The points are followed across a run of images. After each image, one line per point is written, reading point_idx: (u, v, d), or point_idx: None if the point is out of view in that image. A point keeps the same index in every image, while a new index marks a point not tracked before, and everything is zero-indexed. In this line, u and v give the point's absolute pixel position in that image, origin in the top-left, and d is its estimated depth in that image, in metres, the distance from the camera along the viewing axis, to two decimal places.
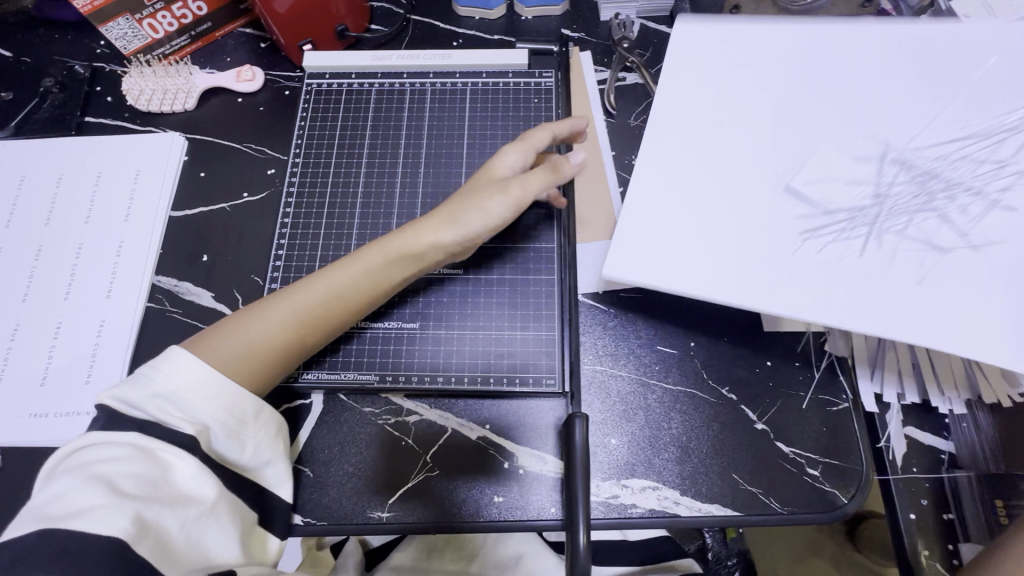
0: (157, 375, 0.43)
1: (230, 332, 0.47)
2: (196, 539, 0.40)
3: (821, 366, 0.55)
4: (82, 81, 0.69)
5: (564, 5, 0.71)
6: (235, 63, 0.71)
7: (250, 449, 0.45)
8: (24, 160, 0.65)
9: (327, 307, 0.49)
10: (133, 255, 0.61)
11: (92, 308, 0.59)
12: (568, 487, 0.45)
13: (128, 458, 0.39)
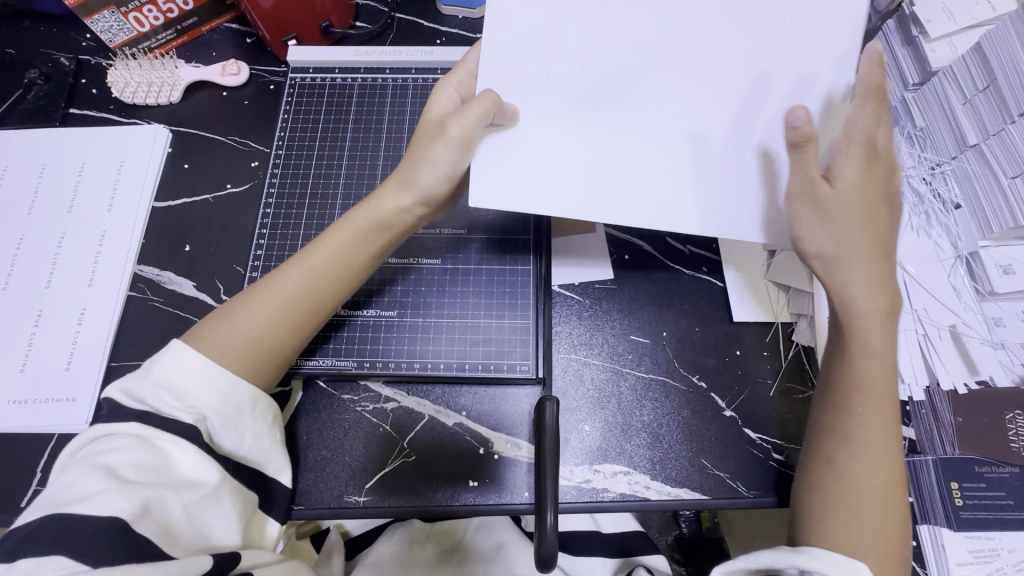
0: (157, 366, 0.43)
1: (222, 328, 0.47)
2: (197, 521, 0.40)
3: (787, 356, 0.56)
4: (67, 73, 0.70)
5: None
6: (220, 57, 0.72)
7: (250, 437, 0.45)
8: (8, 150, 0.66)
9: (315, 286, 0.49)
10: (116, 245, 0.62)
11: (74, 296, 0.59)
12: (537, 474, 0.45)
13: (130, 449, 0.40)
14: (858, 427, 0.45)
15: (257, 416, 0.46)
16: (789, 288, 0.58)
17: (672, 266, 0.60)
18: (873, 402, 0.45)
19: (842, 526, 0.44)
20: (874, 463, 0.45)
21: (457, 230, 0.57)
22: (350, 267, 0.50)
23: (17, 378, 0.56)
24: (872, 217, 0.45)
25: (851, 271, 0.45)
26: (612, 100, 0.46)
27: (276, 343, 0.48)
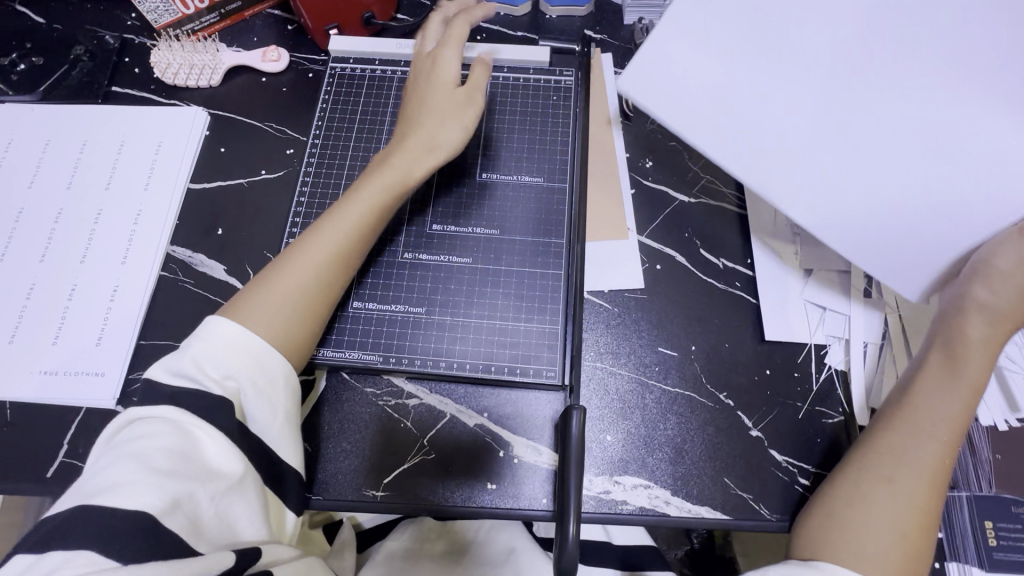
0: (197, 341, 0.45)
1: (252, 303, 0.48)
2: (224, 513, 0.40)
3: (818, 378, 0.55)
4: (112, 51, 0.71)
5: (588, 7, 0.72)
6: (261, 43, 0.72)
7: (280, 416, 0.45)
8: (52, 125, 0.67)
9: (341, 251, 0.51)
10: (151, 224, 0.62)
11: (107, 273, 0.60)
12: (560, 482, 0.45)
13: (162, 433, 0.40)
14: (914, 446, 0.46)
15: (288, 394, 0.46)
16: (824, 309, 0.57)
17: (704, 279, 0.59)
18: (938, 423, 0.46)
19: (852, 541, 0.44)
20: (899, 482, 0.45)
21: (488, 230, 0.56)
22: (370, 232, 0.52)
23: (49, 351, 0.57)
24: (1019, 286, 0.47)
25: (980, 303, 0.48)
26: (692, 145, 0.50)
27: (308, 309, 0.49)
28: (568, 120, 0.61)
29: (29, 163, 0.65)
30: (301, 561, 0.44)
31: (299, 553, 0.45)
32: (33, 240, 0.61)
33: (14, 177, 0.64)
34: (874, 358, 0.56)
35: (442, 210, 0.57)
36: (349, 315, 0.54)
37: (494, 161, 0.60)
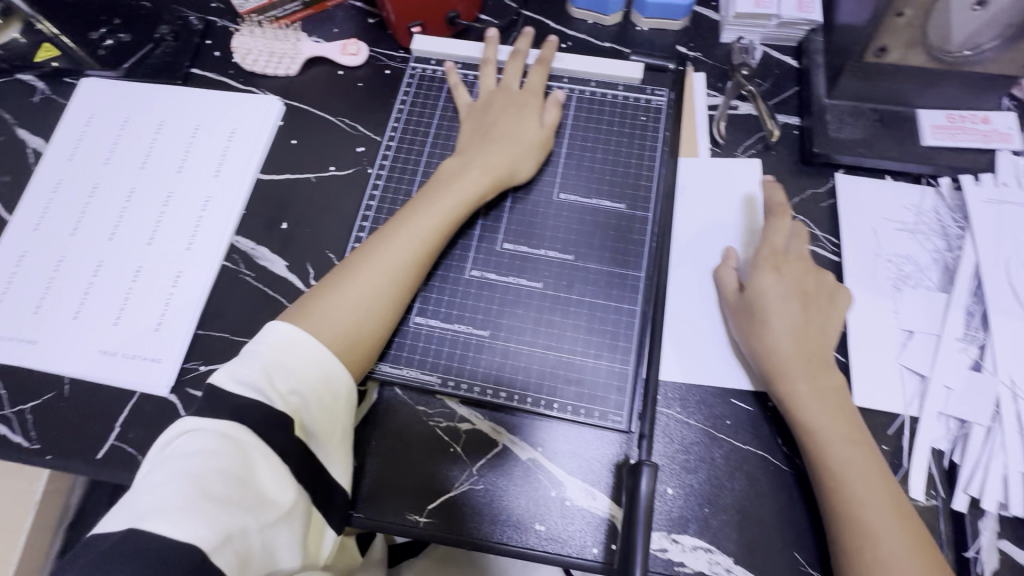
0: (266, 348, 0.45)
1: (320, 313, 0.47)
2: (270, 549, 0.39)
3: (914, 456, 0.49)
4: (195, 33, 0.70)
5: (684, 21, 0.67)
6: (341, 34, 0.71)
7: (337, 439, 0.45)
8: (132, 104, 0.67)
9: (418, 260, 0.50)
10: (218, 212, 0.62)
11: (172, 258, 0.60)
12: (624, 534, 0.41)
13: (217, 455, 0.39)
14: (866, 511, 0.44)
15: (348, 412, 0.46)
16: (923, 377, 0.52)
17: None
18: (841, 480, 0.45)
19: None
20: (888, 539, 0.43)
21: (562, 256, 0.54)
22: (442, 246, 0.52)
23: (111, 332, 0.57)
24: (796, 308, 0.51)
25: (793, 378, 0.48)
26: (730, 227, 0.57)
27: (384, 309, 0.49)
28: (655, 144, 0.58)
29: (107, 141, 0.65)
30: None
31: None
32: (104, 217, 0.62)
33: (92, 154, 0.65)
34: (984, 441, 0.49)
35: (515, 229, 0.55)
36: (410, 331, 0.53)
37: (573, 181, 0.57)
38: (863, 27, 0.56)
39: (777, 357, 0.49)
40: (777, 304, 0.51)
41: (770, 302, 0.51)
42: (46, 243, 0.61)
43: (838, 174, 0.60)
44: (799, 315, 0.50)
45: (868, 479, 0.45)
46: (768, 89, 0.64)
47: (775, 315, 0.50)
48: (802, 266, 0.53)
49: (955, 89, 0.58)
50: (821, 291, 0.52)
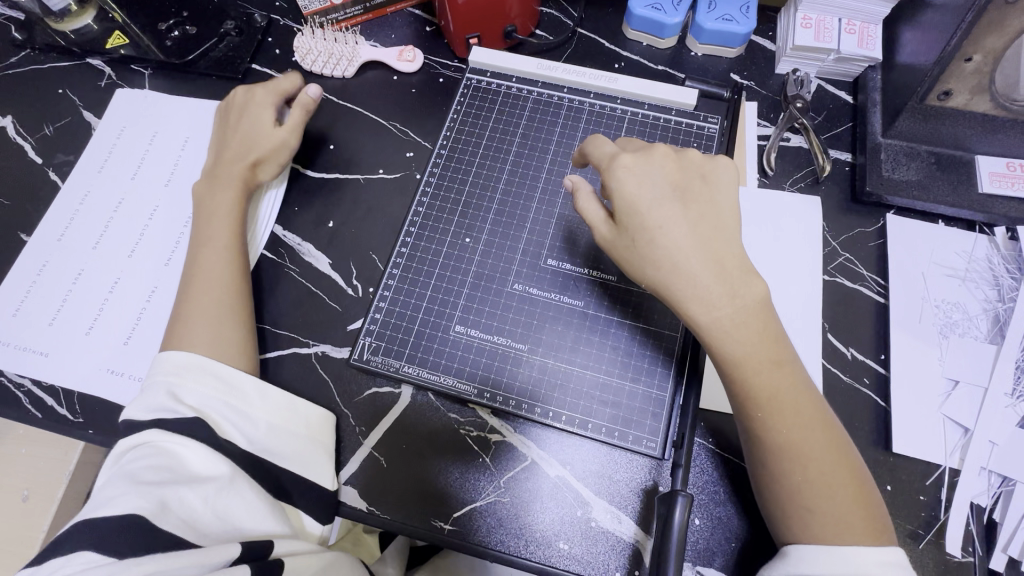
0: (163, 375, 0.48)
1: (187, 318, 0.51)
2: (222, 513, 0.42)
3: (951, 509, 0.48)
4: (258, 30, 0.72)
5: (740, 49, 0.67)
6: (398, 41, 0.72)
7: (262, 428, 0.48)
8: (168, 119, 0.69)
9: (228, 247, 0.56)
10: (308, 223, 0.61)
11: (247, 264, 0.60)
12: (655, 567, 0.41)
13: (145, 454, 0.43)
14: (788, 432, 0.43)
15: (265, 406, 0.50)
16: (967, 430, 0.50)
17: (829, 367, 0.54)
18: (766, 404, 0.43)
19: (799, 528, 0.42)
20: (808, 444, 0.43)
21: (606, 277, 0.54)
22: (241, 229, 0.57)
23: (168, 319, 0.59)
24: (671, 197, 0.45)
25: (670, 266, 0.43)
26: (766, 259, 0.57)
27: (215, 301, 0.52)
28: None
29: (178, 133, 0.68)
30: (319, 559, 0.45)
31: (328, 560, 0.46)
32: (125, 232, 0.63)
33: (120, 165, 0.67)
34: None
35: (560, 245, 0.56)
36: (450, 339, 0.54)
37: None
38: (926, 70, 0.55)
39: (678, 256, 0.43)
40: (665, 205, 0.44)
41: (641, 196, 0.45)
42: (107, 235, 0.63)
43: (890, 216, 0.58)
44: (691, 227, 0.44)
45: (790, 390, 0.43)
46: (821, 122, 0.63)
47: (661, 225, 0.44)
48: (669, 159, 0.47)
49: (1015, 137, 0.57)
50: (695, 184, 0.47)
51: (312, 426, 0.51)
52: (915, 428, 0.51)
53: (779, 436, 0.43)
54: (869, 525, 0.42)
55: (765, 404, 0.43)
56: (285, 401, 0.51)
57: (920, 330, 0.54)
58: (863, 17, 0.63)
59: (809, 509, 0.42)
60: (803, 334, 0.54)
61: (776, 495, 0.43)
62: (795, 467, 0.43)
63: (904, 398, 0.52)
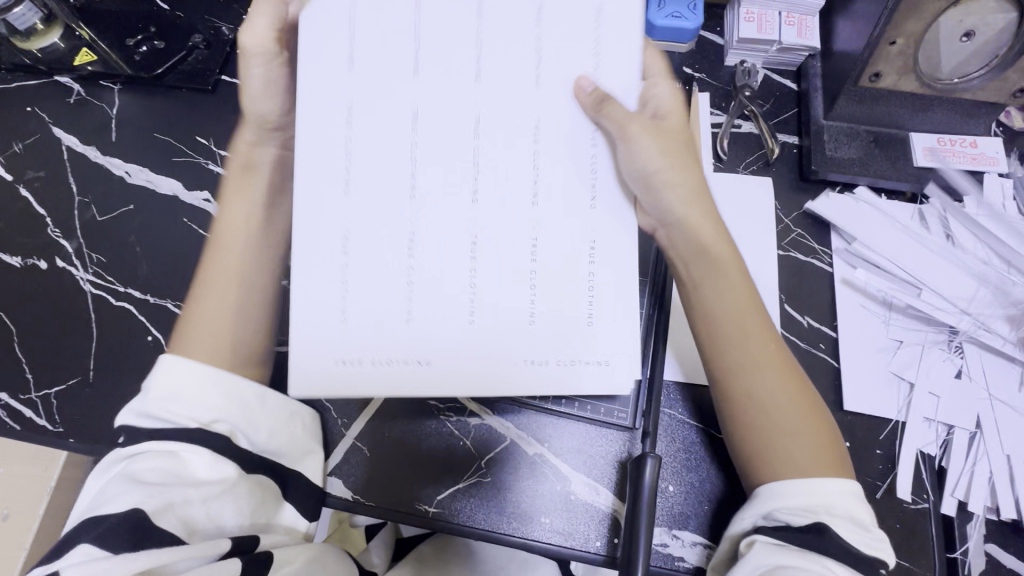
0: (154, 383, 0.46)
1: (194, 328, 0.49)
2: (216, 513, 0.43)
3: (902, 460, 0.52)
4: (226, 41, 0.74)
5: (691, 43, 0.71)
6: None
7: (264, 432, 0.48)
8: (139, 133, 0.70)
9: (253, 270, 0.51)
10: (506, 261, 0.45)
11: (443, 339, 0.45)
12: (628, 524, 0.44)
13: (151, 457, 0.43)
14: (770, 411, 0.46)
15: (270, 411, 0.49)
16: (910, 384, 0.54)
17: (787, 334, 0.57)
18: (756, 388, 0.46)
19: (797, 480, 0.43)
20: (772, 392, 0.46)
21: None
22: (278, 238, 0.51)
23: (150, 325, 0.60)
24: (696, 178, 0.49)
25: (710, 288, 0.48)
26: None
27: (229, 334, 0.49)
28: None
29: (156, 145, 0.70)
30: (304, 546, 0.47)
31: (312, 549, 0.48)
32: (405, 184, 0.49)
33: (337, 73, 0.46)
34: (967, 448, 0.52)
35: None
36: None
37: None
38: (857, 55, 0.59)
39: (693, 266, 0.49)
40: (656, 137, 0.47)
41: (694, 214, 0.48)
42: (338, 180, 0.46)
43: (808, 203, 0.63)
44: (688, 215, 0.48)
45: (746, 343, 0.47)
46: (769, 109, 0.68)
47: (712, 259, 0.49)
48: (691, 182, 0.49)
49: (943, 114, 0.62)
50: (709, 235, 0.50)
51: (298, 415, 0.52)
52: (863, 385, 0.54)
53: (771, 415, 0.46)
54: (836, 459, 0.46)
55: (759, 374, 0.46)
56: (284, 408, 0.50)
57: (869, 296, 0.58)
58: (801, 9, 0.67)
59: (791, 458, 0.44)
60: None
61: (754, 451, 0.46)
62: (759, 413, 0.46)
63: (853, 358, 0.55)
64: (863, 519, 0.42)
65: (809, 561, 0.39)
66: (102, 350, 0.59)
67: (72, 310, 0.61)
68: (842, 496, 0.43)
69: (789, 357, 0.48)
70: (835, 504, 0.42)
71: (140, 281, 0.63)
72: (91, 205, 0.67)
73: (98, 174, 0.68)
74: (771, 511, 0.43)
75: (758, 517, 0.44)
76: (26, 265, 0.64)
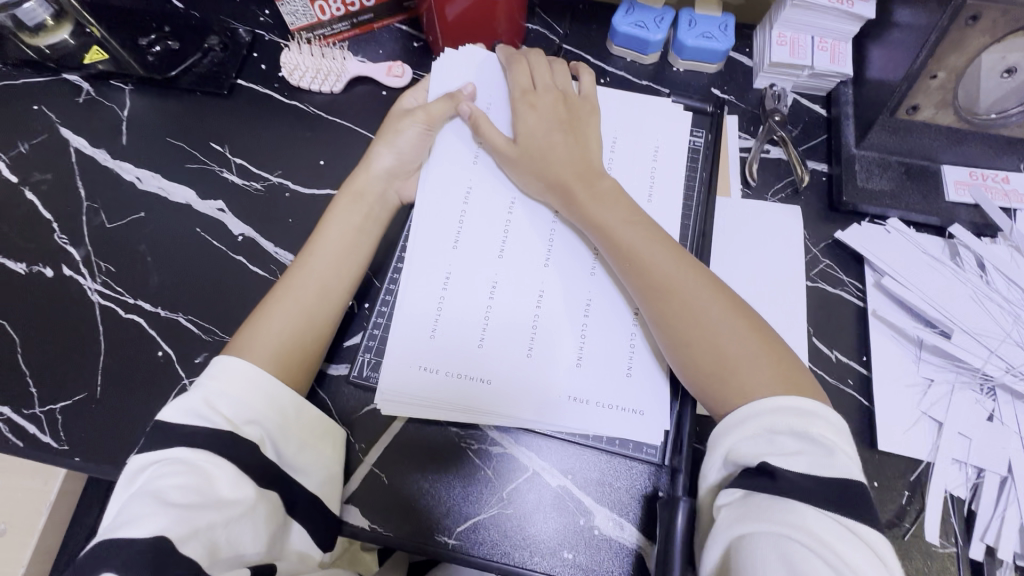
0: (210, 380, 0.47)
1: (261, 323, 0.52)
2: (234, 539, 0.42)
3: (928, 501, 0.51)
4: (243, 45, 0.72)
5: (720, 64, 0.69)
6: (386, 56, 0.72)
7: (295, 445, 0.49)
8: (152, 136, 0.68)
9: (325, 284, 0.54)
10: (559, 316, 0.54)
11: (509, 365, 0.52)
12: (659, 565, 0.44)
13: (179, 473, 0.42)
14: (710, 363, 0.47)
15: (300, 423, 0.50)
16: (939, 424, 0.54)
17: (815, 368, 0.56)
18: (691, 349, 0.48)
19: (746, 402, 0.45)
20: (704, 302, 0.48)
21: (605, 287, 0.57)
22: (350, 265, 0.56)
23: (161, 340, 0.58)
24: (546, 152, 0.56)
25: (636, 250, 0.51)
26: (751, 265, 0.60)
27: (301, 326, 0.52)
28: (692, 183, 0.60)
29: (168, 150, 0.67)
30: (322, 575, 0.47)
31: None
32: (487, 231, 0.57)
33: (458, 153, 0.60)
34: (997, 492, 0.51)
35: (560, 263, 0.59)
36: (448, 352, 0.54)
37: None
38: (894, 86, 0.58)
39: (613, 237, 0.52)
40: (528, 129, 0.58)
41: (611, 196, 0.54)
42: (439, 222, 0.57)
43: (840, 231, 0.61)
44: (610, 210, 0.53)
45: (691, 290, 0.49)
46: (798, 135, 0.67)
47: (622, 233, 0.52)
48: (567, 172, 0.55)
49: (977, 148, 0.61)
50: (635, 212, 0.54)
51: (332, 433, 0.52)
52: (894, 423, 0.54)
53: (713, 369, 0.47)
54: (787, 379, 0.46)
55: (683, 339, 0.48)
56: (318, 419, 0.51)
57: (900, 332, 0.57)
58: (834, 34, 0.66)
59: (739, 371, 0.46)
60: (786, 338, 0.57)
61: (701, 366, 0.47)
62: (693, 322, 0.48)
63: (882, 395, 0.55)
64: (812, 430, 0.42)
65: (770, 517, 0.38)
66: (110, 363, 0.57)
67: (80, 320, 0.59)
68: (794, 408, 0.43)
69: (719, 296, 0.50)
70: (779, 422, 0.43)
71: (151, 293, 0.61)
72: (100, 211, 0.65)
73: (109, 178, 0.66)
74: (731, 457, 0.44)
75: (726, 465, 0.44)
76: (31, 272, 0.62)
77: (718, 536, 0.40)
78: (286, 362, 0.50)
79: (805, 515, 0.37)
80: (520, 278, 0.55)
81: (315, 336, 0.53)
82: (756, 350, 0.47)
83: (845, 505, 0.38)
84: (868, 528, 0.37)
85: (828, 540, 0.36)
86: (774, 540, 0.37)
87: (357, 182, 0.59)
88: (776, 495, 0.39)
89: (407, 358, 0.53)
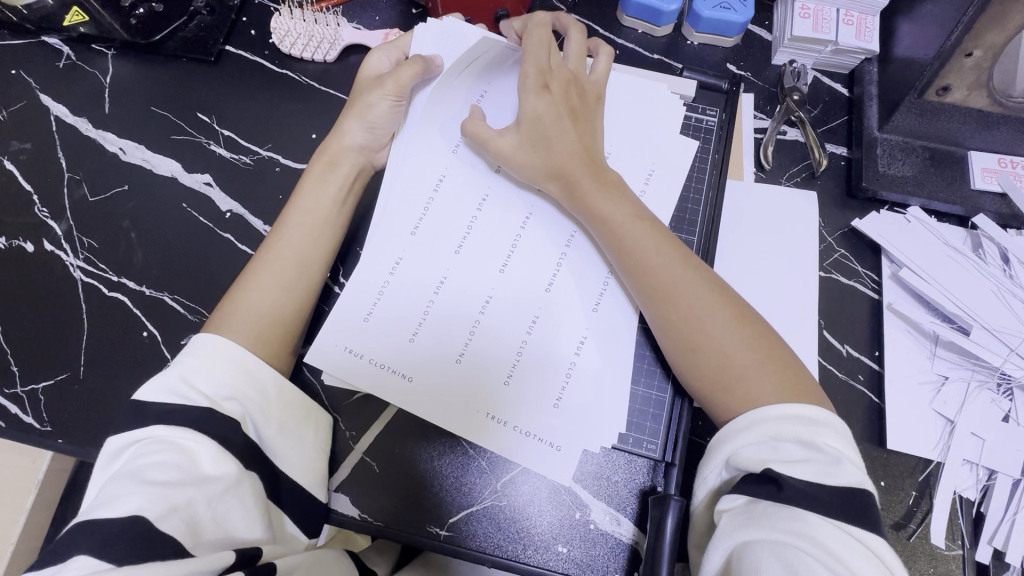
0: (191, 360, 0.45)
1: (237, 302, 0.49)
2: (223, 518, 0.40)
3: (936, 503, 0.49)
4: (231, 8, 0.68)
5: (737, 38, 0.65)
6: (382, 22, 0.68)
7: (275, 428, 0.47)
8: (136, 104, 0.65)
9: (306, 256, 0.52)
10: (565, 294, 0.51)
11: (504, 349, 0.50)
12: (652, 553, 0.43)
13: (158, 450, 0.40)
14: (715, 368, 0.44)
15: (282, 406, 0.48)
16: (951, 423, 0.51)
17: (825, 363, 0.54)
18: (696, 355, 0.45)
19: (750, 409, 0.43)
20: (710, 307, 0.46)
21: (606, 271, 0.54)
22: (331, 235, 0.53)
23: (146, 319, 0.56)
24: (540, 137, 0.52)
25: (642, 251, 0.48)
26: (760, 254, 0.58)
27: (280, 299, 0.50)
28: (703, 165, 0.56)
29: (152, 120, 0.64)
30: (309, 557, 0.45)
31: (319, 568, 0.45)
32: (488, 210, 0.54)
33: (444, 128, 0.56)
34: (1009, 495, 0.49)
35: None
36: None
37: None
38: (925, 64, 0.54)
39: (623, 237, 0.48)
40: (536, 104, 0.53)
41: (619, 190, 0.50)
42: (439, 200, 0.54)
43: (857, 219, 0.58)
44: (617, 205, 0.49)
45: (700, 295, 0.46)
46: (816, 116, 0.63)
47: (628, 232, 0.48)
48: (576, 160, 0.51)
49: (1009, 133, 0.57)
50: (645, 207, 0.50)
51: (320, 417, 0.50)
52: (905, 422, 0.51)
53: (719, 376, 0.44)
54: (799, 389, 0.43)
55: (690, 344, 0.45)
56: (299, 400, 0.49)
57: (916, 328, 0.54)
58: (861, 7, 0.61)
59: (744, 381, 0.43)
60: (794, 329, 0.55)
61: (705, 373, 0.45)
62: (698, 326, 0.45)
63: (893, 393, 0.52)
64: (817, 440, 0.40)
65: (773, 525, 0.36)
66: (94, 343, 0.55)
67: (62, 297, 0.57)
68: (811, 423, 0.41)
69: (734, 299, 0.47)
70: (783, 430, 0.41)
71: (136, 270, 0.58)
72: (82, 183, 0.62)
73: (91, 148, 0.63)
74: (729, 462, 0.42)
75: (726, 469, 0.43)
76: (11, 246, 0.59)
77: (719, 543, 0.38)
78: (262, 340, 0.48)
79: (809, 523, 0.36)
80: (518, 257, 0.52)
81: (296, 309, 0.50)
82: (767, 360, 0.44)
83: (852, 510, 0.37)
84: (871, 534, 0.36)
85: (833, 548, 0.35)
86: (776, 548, 0.35)
87: (333, 150, 0.56)
88: (780, 504, 0.37)
89: (399, 346, 0.50)
